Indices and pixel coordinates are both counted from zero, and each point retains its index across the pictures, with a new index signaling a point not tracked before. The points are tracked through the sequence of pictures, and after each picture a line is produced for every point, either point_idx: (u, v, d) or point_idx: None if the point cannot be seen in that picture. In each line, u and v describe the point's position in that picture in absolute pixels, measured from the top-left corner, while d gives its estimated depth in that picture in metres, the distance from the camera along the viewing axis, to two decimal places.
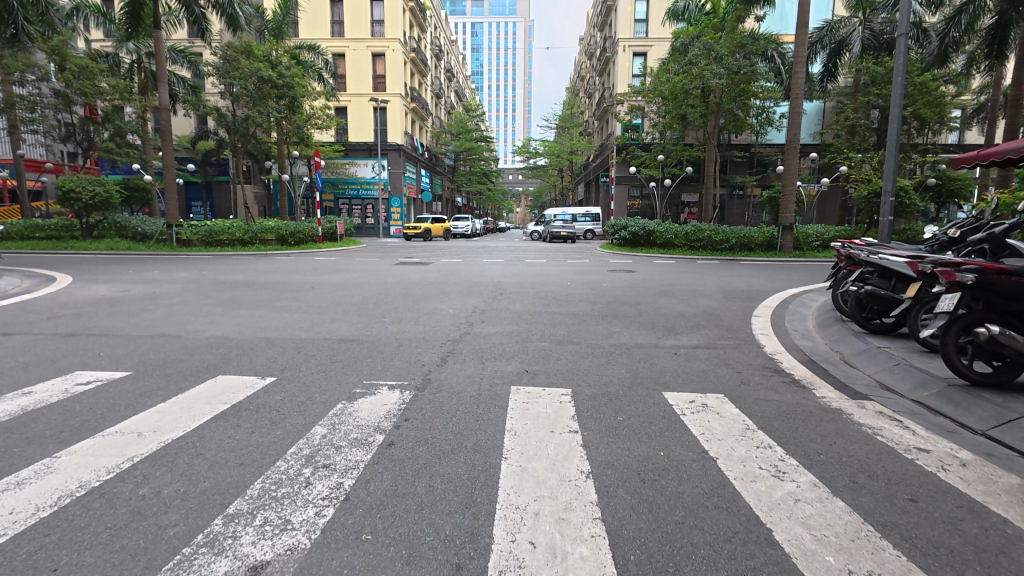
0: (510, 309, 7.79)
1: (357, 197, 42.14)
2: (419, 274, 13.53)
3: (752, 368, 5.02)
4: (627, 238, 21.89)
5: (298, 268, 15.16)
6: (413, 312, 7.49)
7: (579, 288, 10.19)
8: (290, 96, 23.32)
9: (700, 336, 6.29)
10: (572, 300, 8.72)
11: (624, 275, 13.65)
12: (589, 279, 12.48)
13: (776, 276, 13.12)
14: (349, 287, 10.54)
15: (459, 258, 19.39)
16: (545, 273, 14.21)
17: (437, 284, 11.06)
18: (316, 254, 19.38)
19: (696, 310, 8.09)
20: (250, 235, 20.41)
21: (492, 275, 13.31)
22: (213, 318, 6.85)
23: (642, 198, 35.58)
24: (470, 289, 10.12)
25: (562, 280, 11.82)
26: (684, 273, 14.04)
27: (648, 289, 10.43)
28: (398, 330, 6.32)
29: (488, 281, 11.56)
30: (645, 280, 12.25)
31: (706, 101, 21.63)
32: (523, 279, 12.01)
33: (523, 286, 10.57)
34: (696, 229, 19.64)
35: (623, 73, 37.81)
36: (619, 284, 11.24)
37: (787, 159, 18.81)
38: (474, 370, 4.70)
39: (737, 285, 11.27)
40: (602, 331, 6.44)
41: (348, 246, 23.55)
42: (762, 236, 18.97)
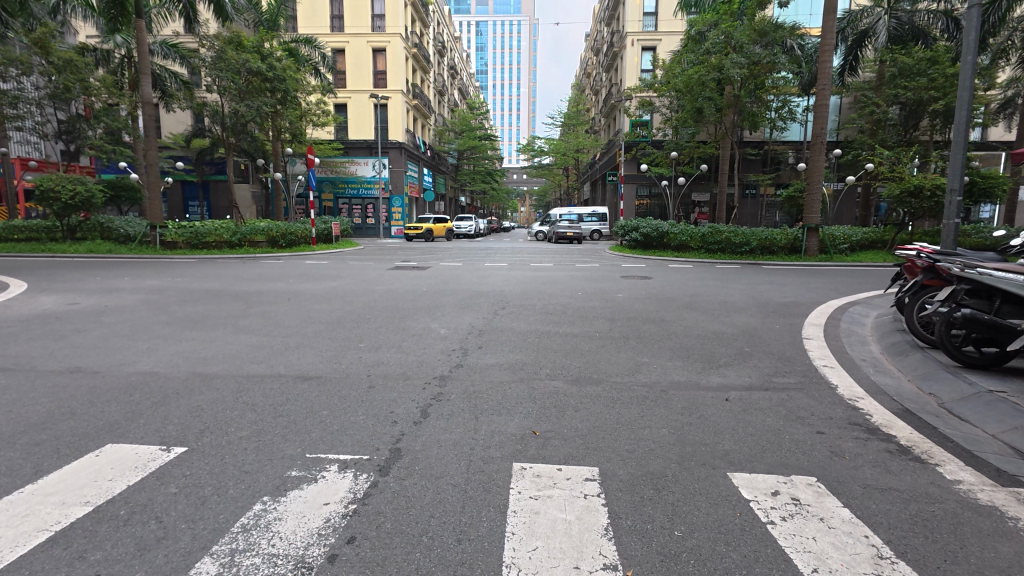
0: (514, 330, 6.55)
1: (357, 197, 41.03)
2: (414, 281, 12.33)
3: (836, 424, 3.75)
4: (639, 239, 20.54)
5: (285, 273, 13.99)
6: (398, 334, 6.27)
7: (592, 300, 8.94)
8: (282, 89, 22.12)
9: (751, 370, 5.03)
10: (586, 317, 7.48)
11: (640, 282, 12.39)
12: (603, 287, 11.23)
13: (809, 284, 11.82)
14: (333, 297, 9.36)
15: (460, 261, 18.18)
16: (553, 279, 12.97)
17: (432, 294, 9.84)
18: (309, 257, 18.24)
19: (734, 331, 6.81)
20: (239, 236, 19.29)
21: (494, 283, 12.09)
22: (153, 344, 5.64)
23: (651, 199, 34.34)
24: (468, 301, 8.90)
25: (571, 289, 10.60)
26: (705, 280, 12.77)
27: (671, 301, 9.16)
28: (374, 362, 5.09)
29: (489, 290, 10.34)
30: (664, 288, 11.02)
31: (724, 93, 20.30)
32: (528, 288, 10.79)
33: (529, 297, 9.35)
34: (713, 231, 18.31)
35: (632, 69, 36.50)
36: (636, 294, 9.99)
37: (812, 154, 17.48)
38: (464, 433, 3.46)
39: (769, 296, 10.01)
40: (628, 363, 5.18)
41: (343, 248, 22.40)
42: (785, 239, 17.62)
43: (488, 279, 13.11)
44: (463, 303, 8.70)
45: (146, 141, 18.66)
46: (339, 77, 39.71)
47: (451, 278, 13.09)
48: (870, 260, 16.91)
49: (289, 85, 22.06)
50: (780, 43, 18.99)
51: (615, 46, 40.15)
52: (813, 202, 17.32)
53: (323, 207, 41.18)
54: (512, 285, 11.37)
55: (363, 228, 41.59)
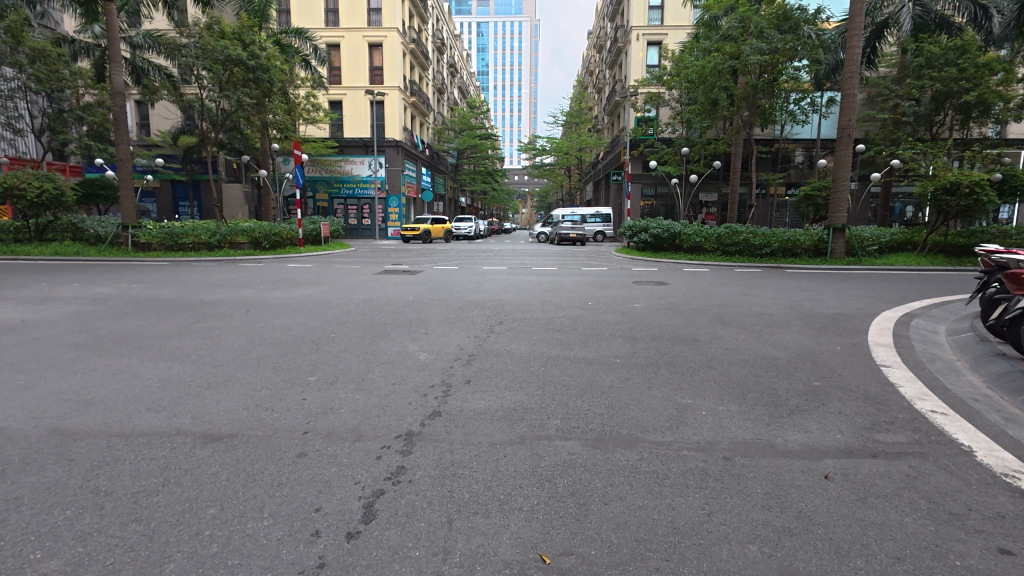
0: (514, 358, 5.17)
1: (353, 197, 39.71)
2: (402, 287, 10.98)
3: (1018, 532, 2.37)
4: (648, 241, 19.14)
5: (260, 278, 12.65)
6: (364, 363, 4.90)
7: (607, 313, 7.56)
8: (266, 81, 20.50)
9: (839, 422, 3.64)
10: (602, 337, 6.11)
11: (656, 289, 11.03)
12: (616, 295, 9.87)
13: (848, 292, 10.42)
14: (301, 308, 7.99)
15: (455, 264, 16.82)
16: (558, 285, 11.62)
17: (418, 304, 8.46)
18: (293, 260, 16.92)
19: (789, 355, 5.41)
20: (218, 237, 17.90)
21: (491, 289, 10.73)
22: (36, 378, 4.28)
23: (657, 199, 32.98)
24: (460, 314, 7.53)
25: (579, 298, 9.27)
26: (728, 286, 11.41)
27: (698, 314, 7.78)
28: (323, 409, 3.72)
29: (486, 299, 8.99)
30: (685, 297, 9.63)
31: (740, 83, 18.95)
32: (530, 296, 9.43)
33: (532, 308, 8.00)
34: (730, 232, 16.91)
35: (637, 64, 35.20)
36: (657, 305, 8.60)
37: (838, 148, 16.10)
38: (423, 563, 2.07)
39: (810, 307, 8.61)
40: (669, 410, 3.81)
41: (333, 250, 21.08)
42: (809, 240, 16.21)
43: (484, 284, 11.80)
44: (453, 316, 7.35)
45: (116, 136, 17.28)
46: (334, 73, 38.49)
47: (444, 283, 11.76)
48: (902, 263, 15.52)
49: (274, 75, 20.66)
50: (800, 29, 17.64)
51: (619, 41, 38.76)
52: (839, 200, 15.95)
53: (318, 207, 39.87)
54: (511, 293, 10.01)
55: (359, 229, 40.27)
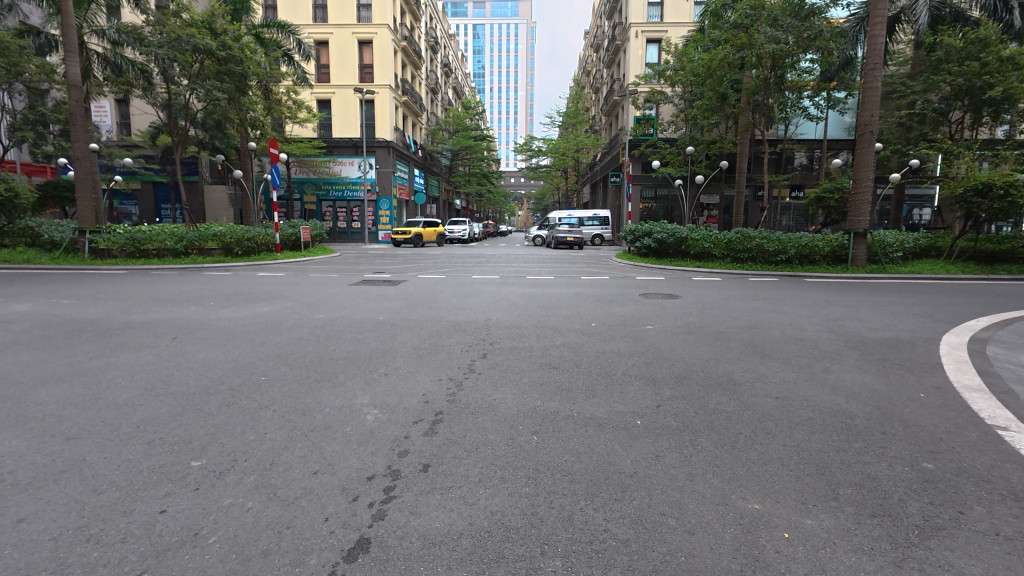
0: (498, 419, 3.78)
1: (341, 199, 38.29)
2: (376, 302, 9.57)
3: None
4: (652, 247, 17.83)
5: (220, 289, 11.22)
6: (286, 432, 3.48)
7: (616, 342, 6.20)
8: (239, 73, 18.84)
9: (1009, 558, 2.26)
10: (613, 380, 4.72)
11: (666, 303, 9.71)
12: (622, 312, 8.52)
13: (887, 308, 9.09)
14: (242, 333, 6.55)
15: (443, 272, 15.38)
16: (555, 299, 10.26)
17: (387, 327, 7.06)
18: (265, 268, 15.51)
19: (865, 410, 4.05)
20: (185, 243, 16.50)
21: (478, 305, 9.35)
22: None
23: (656, 202, 31.72)
24: (437, 341, 6.17)
25: (581, 316, 7.91)
26: (749, 300, 10.06)
27: (727, 341, 6.42)
28: (179, 540, 2.31)
29: (470, 319, 7.61)
30: (704, 315, 8.27)
31: (750, 75, 17.72)
32: (524, 314, 8.07)
33: (526, 332, 6.64)
34: (740, 237, 15.60)
35: (635, 62, 33.94)
36: (673, 327, 7.23)
37: (859, 146, 14.80)
38: None
39: (854, 329, 7.27)
40: (734, 535, 2.42)
41: (314, 256, 19.68)
42: (828, 245, 14.88)
43: (472, 296, 10.44)
44: (429, 345, 5.97)
45: (71, 132, 15.78)
46: (322, 71, 37.16)
47: (426, 296, 10.43)
48: (930, 271, 14.23)
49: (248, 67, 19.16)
50: (816, 17, 16.33)
51: (617, 38, 37.53)
52: (860, 202, 14.65)
53: (305, 210, 38.37)
54: (502, 309, 8.68)
55: (348, 233, 38.84)
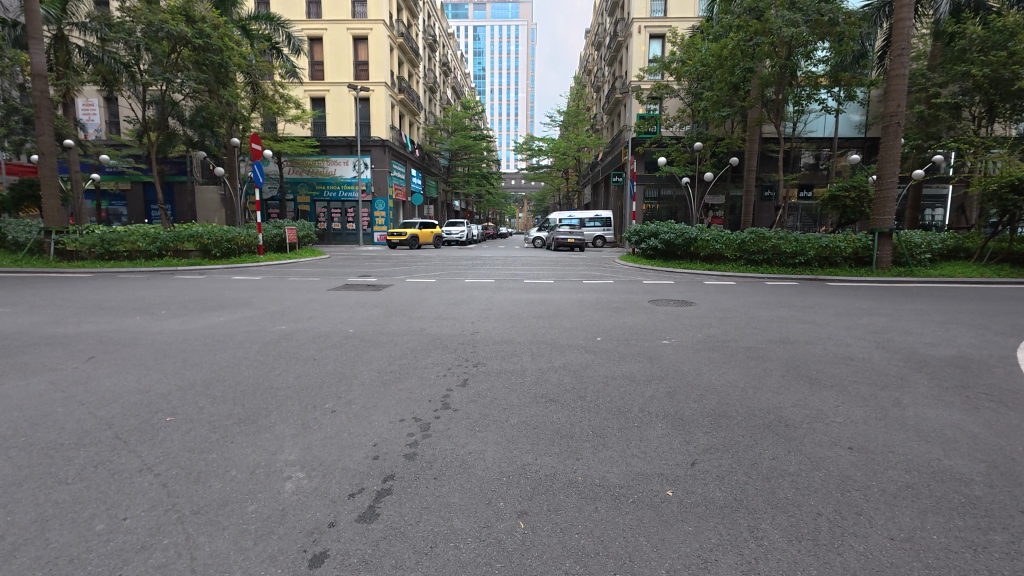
0: (469, 491, 2.66)
1: (336, 199, 37.27)
2: (351, 309, 8.45)
3: None
4: (659, 248, 16.71)
5: (185, 295, 10.14)
6: (152, 519, 2.35)
7: (629, 363, 5.09)
8: (219, 63, 17.74)
9: None
10: (628, 421, 3.60)
11: (681, 311, 8.62)
12: (631, 322, 7.42)
13: (932, 316, 8.00)
14: (177, 351, 5.43)
15: (434, 275, 14.27)
16: (555, 305, 9.13)
17: (353, 343, 5.92)
18: (244, 271, 14.46)
19: (983, 472, 2.93)
20: (158, 244, 15.39)
21: (467, 312, 8.21)
22: None
23: (659, 202, 30.69)
24: (410, 362, 5.06)
25: (584, 328, 6.81)
26: (773, 307, 8.95)
27: (762, 361, 5.31)
28: None
29: (455, 332, 6.51)
30: (727, 326, 7.16)
31: (764, 65, 16.66)
32: (519, 325, 6.97)
33: (519, 350, 5.53)
34: (755, 237, 14.48)
35: (638, 59, 32.86)
36: (694, 342, 6.12)
37: (883, 139, 13.71)
38: None
39: (908, 344, 6.16)
40: None
41: (300, 258, 18.61)
42: (851, 246, 13.76)
43: (462, 302, 9.36)
44: (398, 368, 4.85)
45: (35, 125, 14.71)
46: (316, 68, 36.21)
47: (411, 302, 9.35)
48: (962, 274, 13.12)
49: (228, 56, 18.05)
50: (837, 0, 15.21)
51: (619, 35, 36.64)
52: (886, 199, 13.54)
53: (299, 211, 37.34)
54: (493, 318, 7.57)
55: (343, 234, 37.77)
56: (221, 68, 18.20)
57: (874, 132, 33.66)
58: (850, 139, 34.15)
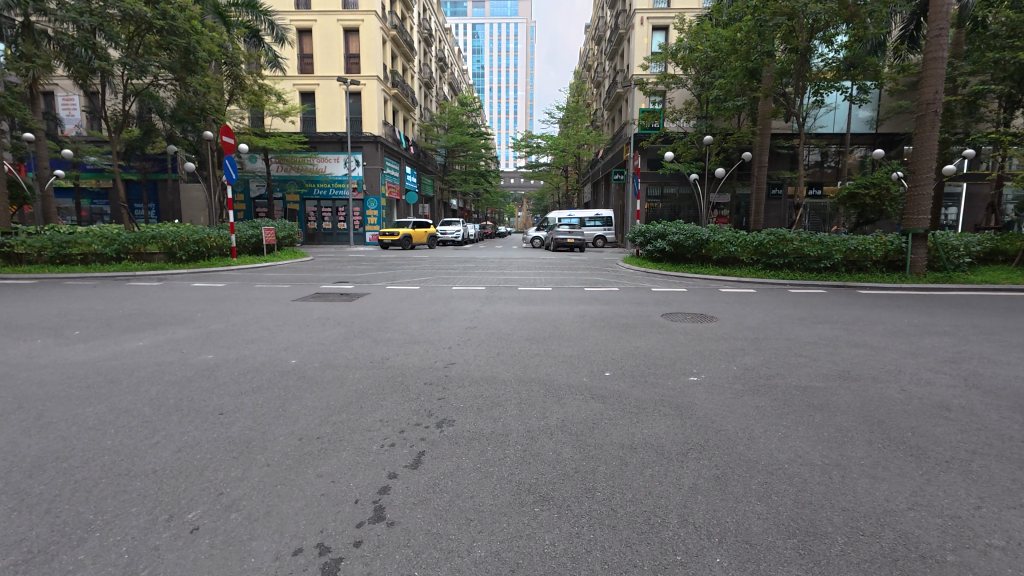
0: None
1: (326, 197, 35.88)
2: (309, 328, 7.04)
3: None
4: (668, 250, 15.34)
5: (123, 306, 8.74)
6: None
7: (652, 422, 3.68)
8: (184, 47, 16.21)
9: None
10: (664, 553, 2.22)
11: (703, 328, 7.24)
12: (646, 345, 6.05)
13: (1004, 336, 6.67)
14: (42, 398, 4.03)
15: (420, 281, 12.88)
16: (553, 321, 7.72)
17: (285, 384, 4.49)
18: (209, 276, 13.08)
19: None
20: (117, 247, 13.94)
21: (447, 332, 6.81)
22: None
23: (662, 201, 29.37)
24: (353, 419, 3.67)
25: (588, 358, 5.42)
26: (809, 324, 7.59)
27: (829, 413, 3.93)
28: None
29: (425, 365, 5.13)
30: (764, 352, 5.80)
31: (781, 50, 15.31)
32: (508, 352, 5.60)
33: (504, 398, 4.13)
34: (775, 238, 13.13)
35: (640, 52, 31.39)
36: (732, 380, 4.75)
37: (918, 130, 12.31)
38: None
39: (1003, 382, 4.80)
40: None
41: (277, 261, 17.21)
42: (881, 249, 12.40)
43: (444, 316, 8.01)
44: (331, 431, 3.44)
45: None
46: (305, 62, 34.83)
47: (385, 316, 7.98)
48: (1007, 280, 11.75)
49: (195, 40, 16.51)
50: None
51: (619, 28, 35.31)
52: (921, 196, 12.16)
53: (288, 210, 35.92)
54: (478, 341, 6.19)
55: (333, 234, 36.38)
56: (187, 53, 16.64)
57: (885, 127, 32.40)
58: (860, 136, 32.84)
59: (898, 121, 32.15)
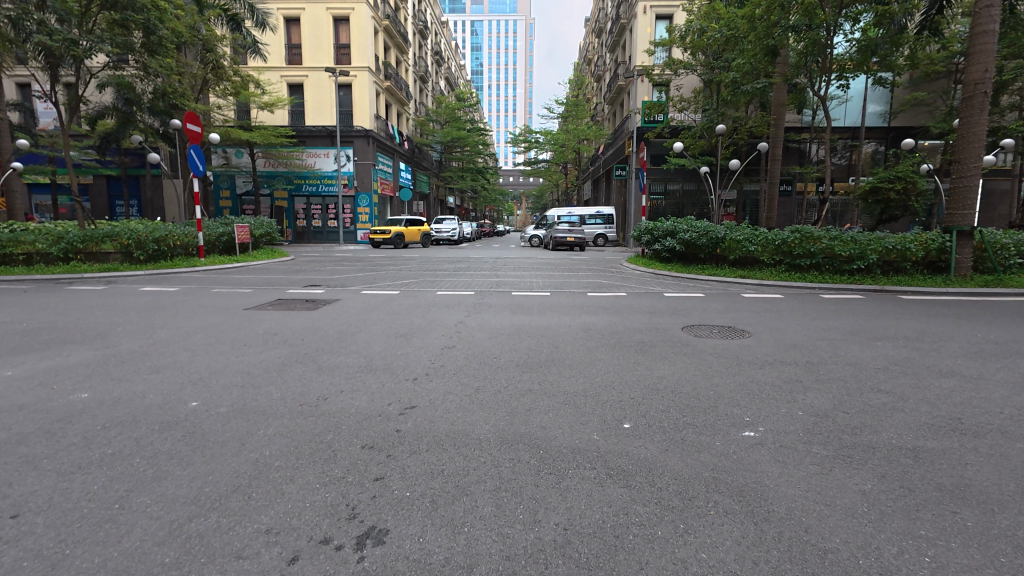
0: None
1: (315, 194, 34.41)
2: (246, 348, 5.61)
3: None
4: (678, 249, 13.93)
5: (39, 317, 7.33)
6: None
7: (712, 534, 2.26)
8: (142, 24, 14.54)
9: None
10: None
11: (738, 348, 5.82)
12: (672, 376, 4.62)
13: None
14: None
15: (402, 284, 11.47)
16: (551, 336, 6.28)
17: (154, 450, 3.04)
18: (166, 279, 11.65)
19: None
20: (64, 246, 12.52)
21: (416, 355, 5.35)
22: None
23: (665, 197, 28.04)
24: (220, 532, 2.24)
25: (598, 400, 3.98)
26: (867, 341, 6.15)
27: (984, 510, 2.49)
28: None
29: (373, 413, 3.70)
30: (830, 386, 4.38)
31: (804, 28, 13.88)
32: (491, 390, 4.17)
33: (474, 481, 2.69)
34: (801, 236, 11.74)
35: (642, 42, 29.87)
36: (807, 438, 3.32)
37: (963, 114, 10.86)
38: None
39: None
40: None
41: (251, 261, 15.78)
42: (923, 248, 11.00)
43: (419, 330, 6.61)
44: (170, 565, 2.02)
45: None
46: (293, 52, 33.34)
47: (348, 330, 6.56)
48: None
49: (155, 16, 14.78)
50: None
51: (621, 18, 33.88)
52: (968, 188, 10.76)
53: (276, 207, 34.48)
54: (454, 369, 4.78)
55: (323, 232, 34.92)
56: (146, 31, 14.94)
57: (899, 120, 31.04)
58: (872, 129, 31.56)
59: (912, 114, 30.83)
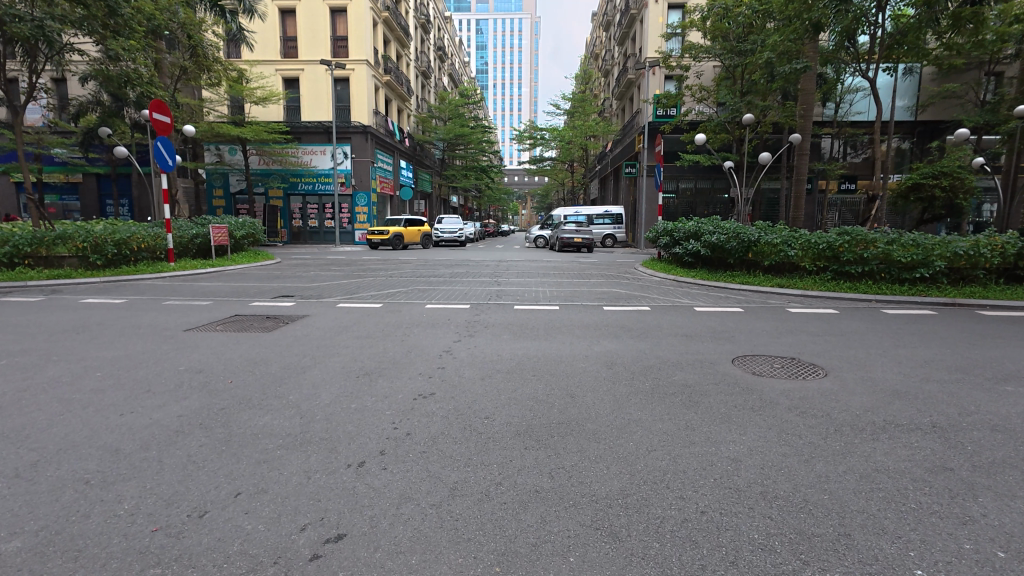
0: None
1: (312, 193, 33.00)
2: (145, 398, 4.06)
3: None
4: (704, 253, 12.37)
5: None
6: None
7: None
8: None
9: None
10: None
11: (822, 398, 4.24)
12: (753, 460, 3.05)
13: None
14: None
15: (388, 295, 9.92)
16: (564, 377, 4.67)
17: None
18: (120, 289, 10.21)
19: None
20: (9, 250, 11.10)
21: (375, 413, 3.77)
22: None
23: (677, 196, 26.42)
24: None
25: (650, 519, 2.42)
26: (993, 386, 4.55)
27: None
28: None
29: (268, 554, 2.16)
30: (1010, 485, 2.78)
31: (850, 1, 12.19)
32: (475, 497, 2.61)
33: None
34: (850, 239, 10.15)
35: (654, 31, 28.03)
36: None
37: None
38: None
39: None
40: None
41: (228, 266, 14.33)
42: (998, 253, 9.32)
43: (394, 364, 5.09)
44: None
45: None
46: (289, 45, 31.96)
47: (300, 364, 5.06)
48: None
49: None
50: None
51: (631, 8, 32.16)
52: None
53: (270, 207, 33.10)
54: (425, 443, 3.25)
55: (319, 233, 33.52)
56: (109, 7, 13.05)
57: (927, 114, 29.29)
58: (899, 124, 29.72)
59: (942, 107, 28.93)
